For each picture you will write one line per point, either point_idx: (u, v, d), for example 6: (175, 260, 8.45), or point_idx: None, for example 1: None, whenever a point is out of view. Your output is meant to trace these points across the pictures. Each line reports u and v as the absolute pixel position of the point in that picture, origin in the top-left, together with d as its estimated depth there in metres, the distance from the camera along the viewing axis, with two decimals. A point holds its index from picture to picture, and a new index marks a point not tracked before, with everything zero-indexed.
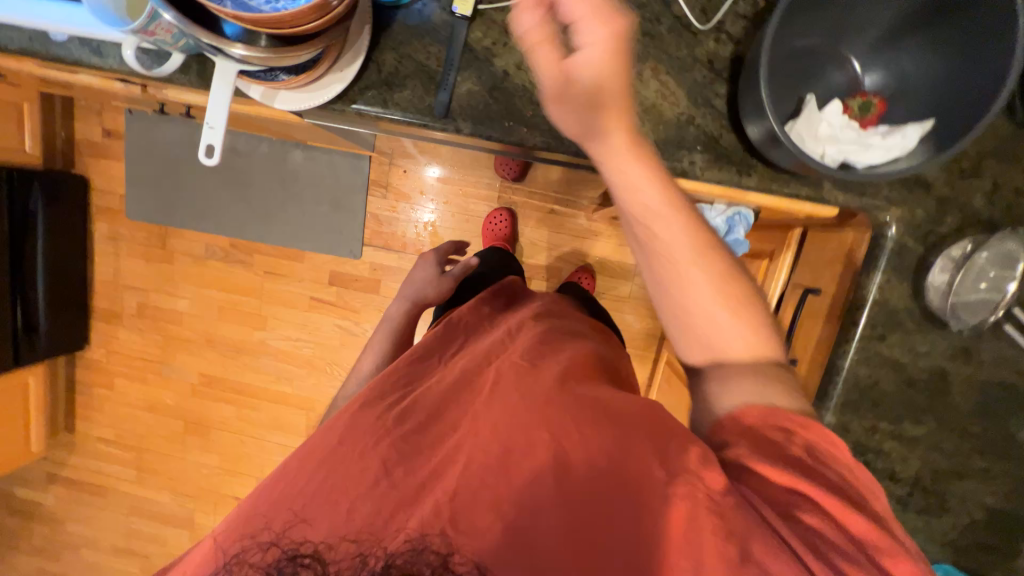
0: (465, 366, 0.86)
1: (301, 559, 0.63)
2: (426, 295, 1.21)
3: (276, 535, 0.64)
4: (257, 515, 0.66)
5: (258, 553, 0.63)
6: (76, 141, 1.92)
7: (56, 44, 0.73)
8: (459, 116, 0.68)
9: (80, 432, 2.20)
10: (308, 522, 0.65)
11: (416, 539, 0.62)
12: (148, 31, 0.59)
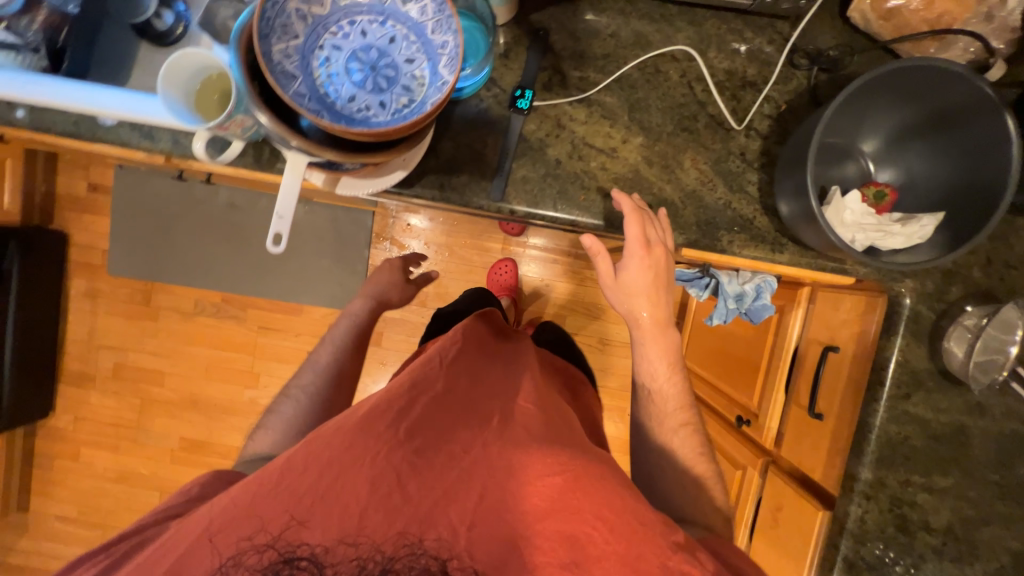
0: (474, 387, 0.75)
1: (297, 562, 0.55)
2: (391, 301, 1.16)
3: (272, 537, 0.56)
4: (242, 498, 0.57)
5: (254, 555, 0.55)
6: (56, 195, 1.84)
7: (104, 128, 0.73)
8: (513, 199, 0.71)
9: (34, 511, 1.97)
10: (311, 525, 0.57)
11: (418, 542, 0.59)
12: (222, 127, 0.62)
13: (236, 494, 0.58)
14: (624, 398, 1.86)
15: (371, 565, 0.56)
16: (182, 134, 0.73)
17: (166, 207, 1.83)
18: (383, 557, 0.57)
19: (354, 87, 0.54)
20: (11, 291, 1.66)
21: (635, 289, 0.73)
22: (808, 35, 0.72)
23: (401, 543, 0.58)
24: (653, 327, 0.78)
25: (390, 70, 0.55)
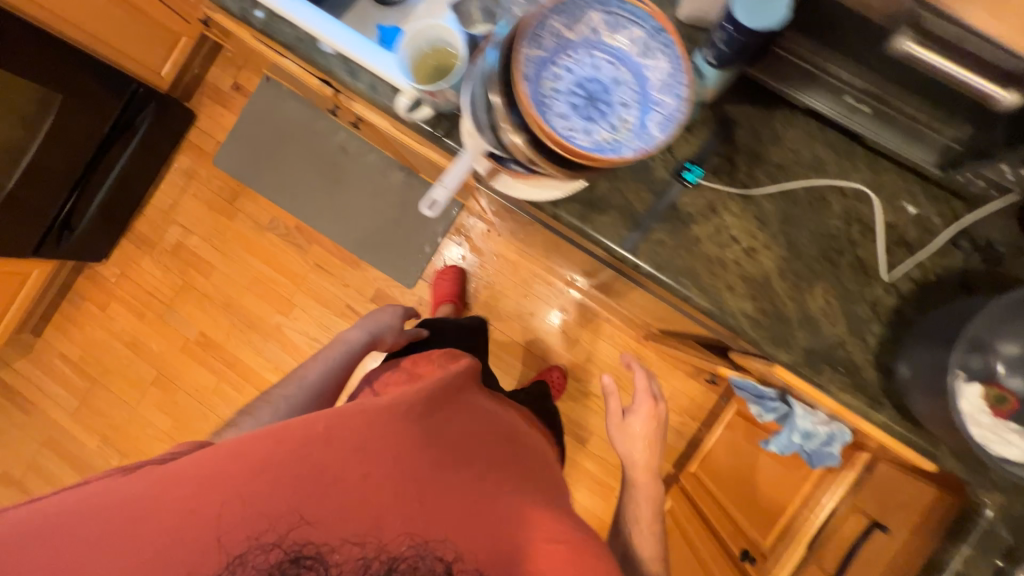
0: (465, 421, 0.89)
1: (303, 561, 0.66)
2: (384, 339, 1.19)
3: (279, 538, 0.67)
4: (235, 487, 0.67)
5: (261, 553, 0.66)
6: (203, 81, 2.00)
7: (320, 53, 0.80)
8: (642, 255, 0.73)
9: (44, 340, 2.04)
10: (311, 523, 0.68)
11: (418, 543, 0.70)
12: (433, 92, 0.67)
13: (211, 487, 0.66)
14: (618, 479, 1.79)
15: (373, 562, 0.68)
16: (380, 82, 0.79)
17: (288, 127, 1.96)
18: (386, 554, 0.69)
19: (570, 105, 0.58)
20: (130, 143, 1.79)
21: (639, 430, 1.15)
22: (979, 222, 0.73)
23: (403, 542, 0.70)
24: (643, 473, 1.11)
25: (607, 108, 0.59)
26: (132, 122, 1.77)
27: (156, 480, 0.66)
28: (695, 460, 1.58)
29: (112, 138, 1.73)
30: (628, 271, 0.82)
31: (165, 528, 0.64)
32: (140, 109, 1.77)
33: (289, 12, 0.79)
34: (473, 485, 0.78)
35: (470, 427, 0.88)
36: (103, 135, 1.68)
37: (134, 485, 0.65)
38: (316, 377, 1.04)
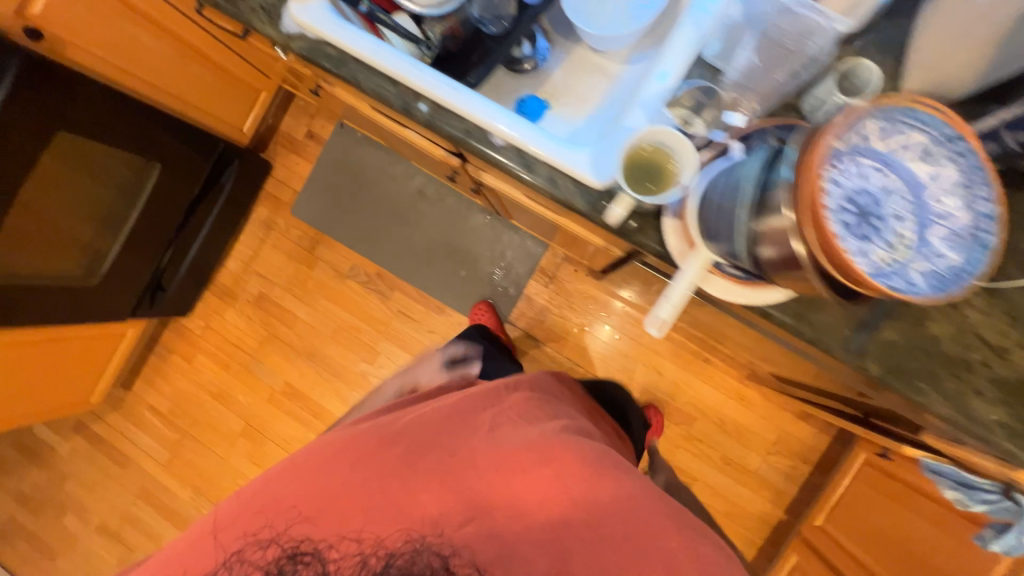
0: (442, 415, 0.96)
1: (301, 555, 0.83)
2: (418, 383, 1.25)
3: (277, 534, 0.84)
4: (292, 506, 0.86)
5: (258, 546, 0.83)
6: (277, 130, 2.00)
7: (491, 146, 0.77)
8: (872, 359, 0.67)
9: (133, 393, 2.08)
10: (309, 519, 0.85)
11: (416, 538, 0.84)
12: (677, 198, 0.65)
13: (265, 505, 0.87)
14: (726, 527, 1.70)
15: (365, 551, 0.83)
16: (559, 175, 0.74)
17: (365, 174, 1.94)
18: (383, 544, 0.83)
19: (848, 217, 0.51)
20: (217, 201, 1.81)
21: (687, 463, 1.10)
22: None
23: (402, 535, 0.84)
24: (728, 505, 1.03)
25: (882, 222, 0.53)
26: (219, 180, 1.78)
27: (247, 501, 0.88)
28: (822, 512, 1.51)
29: (202, 198, 1.74)
30: (833, 364, 0.75)
31: (192, 542, 0.86)
32: (225, 167, 1.78)
33: (466, 108, 0.76)
34: (490, 496, 0.87)
35: (507, 442, 0.91)
36: (195, 196, 1.69)
37: (221, 513, 0.88)
38: None
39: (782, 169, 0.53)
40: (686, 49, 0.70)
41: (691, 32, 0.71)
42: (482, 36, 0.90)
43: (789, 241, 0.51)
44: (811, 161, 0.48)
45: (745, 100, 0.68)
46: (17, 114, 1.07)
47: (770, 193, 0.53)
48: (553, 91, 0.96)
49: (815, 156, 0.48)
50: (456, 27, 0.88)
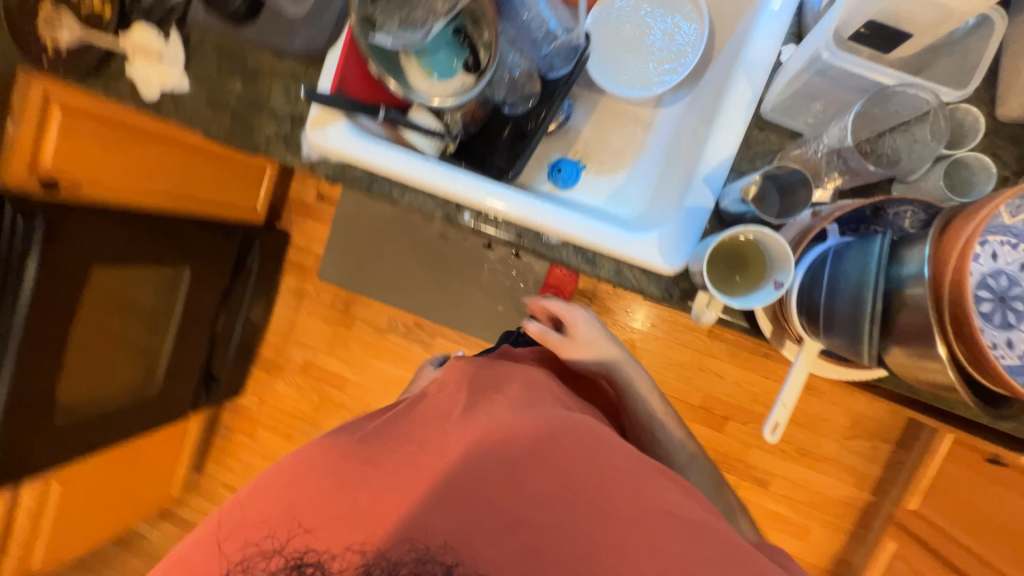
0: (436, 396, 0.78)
1: (304, 568, 0.61)
2: None
3: (279, 544, 0.61)
4: (296, 518, 0.62)
5: (262, 560, 0.61)
6: (288, 198, 1.97)
7: (547, 245, 0.74)
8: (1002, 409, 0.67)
9: (207, 474, 2.15)
10: (311, 530, 0.62)
11: (423, 550, 0.61)
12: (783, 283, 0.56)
13: (263, 508, 0.63)
14: (816, 520, 1.65)
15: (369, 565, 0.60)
16: (625, 264, 0.71)
17: (383, 227, 1.91)
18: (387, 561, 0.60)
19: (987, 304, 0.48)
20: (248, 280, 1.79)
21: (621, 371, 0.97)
22: None
23: (405, 548, 0.61)
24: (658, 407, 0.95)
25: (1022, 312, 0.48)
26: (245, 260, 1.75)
27: (245, 503, 0.64)
28: (920, 497, 1.47)
29: (234, 281, 1.72)
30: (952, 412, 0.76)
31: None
32: (249, 247, 1.74)
33: (512, 212, 0.72)
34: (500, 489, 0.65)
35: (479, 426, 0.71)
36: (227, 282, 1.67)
37: (191, 541, 0.64)
38: None
39: (909, 263, 0.48)
40: (740, 117, 0.64)
41: (748, 94, 0.64)
42: (502, 119, 0.84)
43: (932, 342, 0.45)
44: (961, 261, 0.44)
45: (836, 172, 0.61)
46: (54, 268, 1.09)
47: (902, 290, 0.48)
48: (586, 147, 0.90)
49: (962, 257, 0.44)
50: (476, 110, 0.81)
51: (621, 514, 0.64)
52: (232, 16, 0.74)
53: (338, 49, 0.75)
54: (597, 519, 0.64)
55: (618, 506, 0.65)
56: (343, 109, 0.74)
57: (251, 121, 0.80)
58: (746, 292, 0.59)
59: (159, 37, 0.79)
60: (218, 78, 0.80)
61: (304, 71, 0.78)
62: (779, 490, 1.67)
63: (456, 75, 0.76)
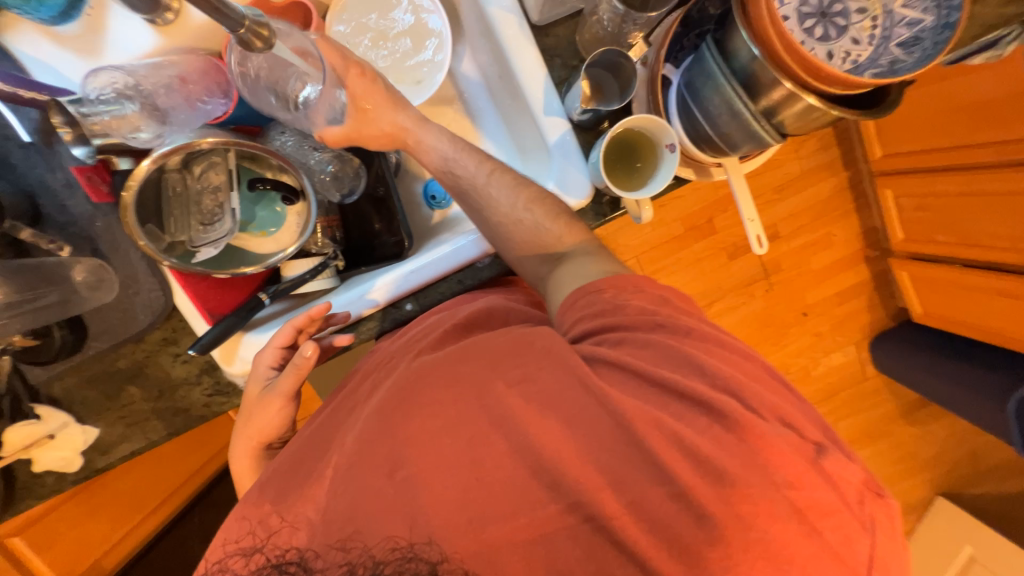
0: (370, 385, 0.56)
1: (285, 569, 0.43)
2: (263, 427, 0.67)
3: (261, 539, 0.45)
4: (235, 541, 0.46)
5: (240, 561, 0.45)
6: None
7: (481, 269, 0.75)
8: None
9: None
10: (299, 522, 0.45)
11: (405, 544, 0.41)
12: (671, 143, 0.57)
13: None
14: (839, 221, 1.73)
15: (355, 564, 0.41)
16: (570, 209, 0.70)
17: None
18: (371, 559, 0.41)
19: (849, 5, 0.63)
20: None
21: (507, 212, 0.61)
22: None
23: (387, 546, 0.41)
24: (556, 222, 0.62)
25: (844, 14, 0.61)
26: None
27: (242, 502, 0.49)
28: (876, 144, 1.58)
29: None
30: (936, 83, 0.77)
31: None
32: None
33: (438, 270, 0.72)
34: (379, 443, 0.45)
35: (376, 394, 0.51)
36: None
37: None
38: (246, 457, 0.69)
39: (740, 53, 0.48)
40: (522, 39, 0.63)
41: (511, 19, 0.62)
42: (357, 204, 0.81)
43: (800, 99, 0.47)
44: (774, 21, 0.44)
45: (635, 27, 0.60)
46: None
47: (752, 75, 0.48)
48: None
49: (774, 15, 0.44)
50: (328, 219, 0.79)
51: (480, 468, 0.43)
52: (71, 347, 0.69)
53: (180, 290, 0.69)
54: (474, 417, 0.45)
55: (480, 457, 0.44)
56: (237, 327, 0.71)
57: (175, 404, 0.75)
58: (657, 169, 0.60)
59: (33, 422, 0.72)
60: (113, 400, 0.75)
61: (171, 329, 0.72)
62: (790, 228, 1.70)
63: (287, 213, 0.72)
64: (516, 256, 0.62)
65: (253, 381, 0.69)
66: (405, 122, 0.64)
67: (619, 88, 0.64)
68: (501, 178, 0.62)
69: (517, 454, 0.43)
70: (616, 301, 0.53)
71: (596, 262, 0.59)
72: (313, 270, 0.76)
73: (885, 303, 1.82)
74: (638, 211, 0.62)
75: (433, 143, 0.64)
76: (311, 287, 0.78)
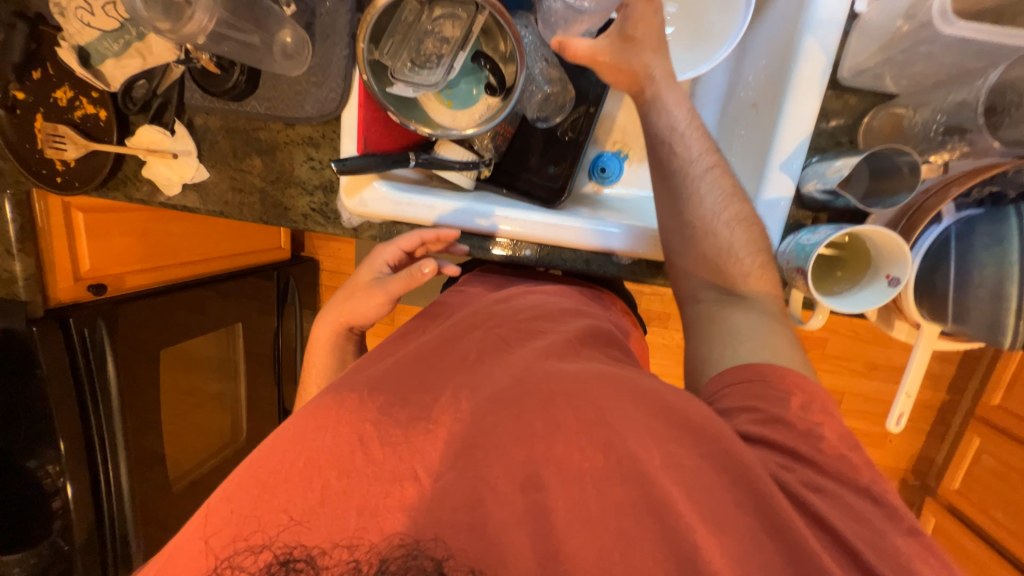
0: (472, 337, 0.55)
1: (294, 566, 0.39)
2: (353, 317, 0.71)
3: (269, 537, 0.40)
4: (292, 495, 0.42)
5: (248, 559, 0.40)
6: None
7: (613, 265, 0.70)
8: None
9: None
10: (307, 520, 0.41)
11: (412, 542, 0.40)
12: (896, 279, 0.51)
13: (250, 481, 0.43)
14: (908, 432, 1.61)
15: (361, 563, 0.39)
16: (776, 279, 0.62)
17: None
18: (376, 558, 0.39)
19: None
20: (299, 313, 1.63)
21: (710, 220, 0.58)
22: None
23: (394, 542, 0.40)
24: (750, 258, 0.57)
25: None
26: (284, 287, 1.52)
27: (250, 482, 0.43)
28: (999, 391, 1.41)
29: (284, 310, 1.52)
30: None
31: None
32: (284, 279, 1.52)
33: (575, 240, 0.68)
34: (516, 444, 0.44)
35: (495, 373, 0.50)
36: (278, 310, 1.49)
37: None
38: (329, 333, 0.73)
39: None
40: (814, 88, 0.56)
41: (822, 60, 0.56)
42: (535, 131, 0.78)
43: None
44: None
45: (951, 146, 0.54)
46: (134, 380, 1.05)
47: None
48: (624, 135, 0.85)
49: None
50: (505, 128, 0.76)
51: (567, 485, 0.42)
52: (236, 94, 0.69)
53: (354, 103, 0.69)
54: (605, 483, 0.42)
55: (573, 480, 0.42)
56: (374, 170, 0.69)
57: (281, 199, 0.76)
58: (853, 291, 0.55)
59: (165, 133, 0.75)
60: (235, 161, 0.76)
61: (320, 133, 0.73)
62: (851, 406, 1.57)
63: (479, 100, 0.70)
64: (688, 272, 0.59)
65: (366, 268, 0.72)
66: (654, 101, 0.61)
67: (873, 185, 0.57)
68: (719, 177, 0.58)
69: (640, 550, 0.40)
70: (790, 396, 0.48)
71: (782, 342, 0.53)
72: (467, 163, 0.74)
73: None
74: (810, 318, 0.57)
75: (672, 120, 0.60)
76: (449, 177, 0.76)
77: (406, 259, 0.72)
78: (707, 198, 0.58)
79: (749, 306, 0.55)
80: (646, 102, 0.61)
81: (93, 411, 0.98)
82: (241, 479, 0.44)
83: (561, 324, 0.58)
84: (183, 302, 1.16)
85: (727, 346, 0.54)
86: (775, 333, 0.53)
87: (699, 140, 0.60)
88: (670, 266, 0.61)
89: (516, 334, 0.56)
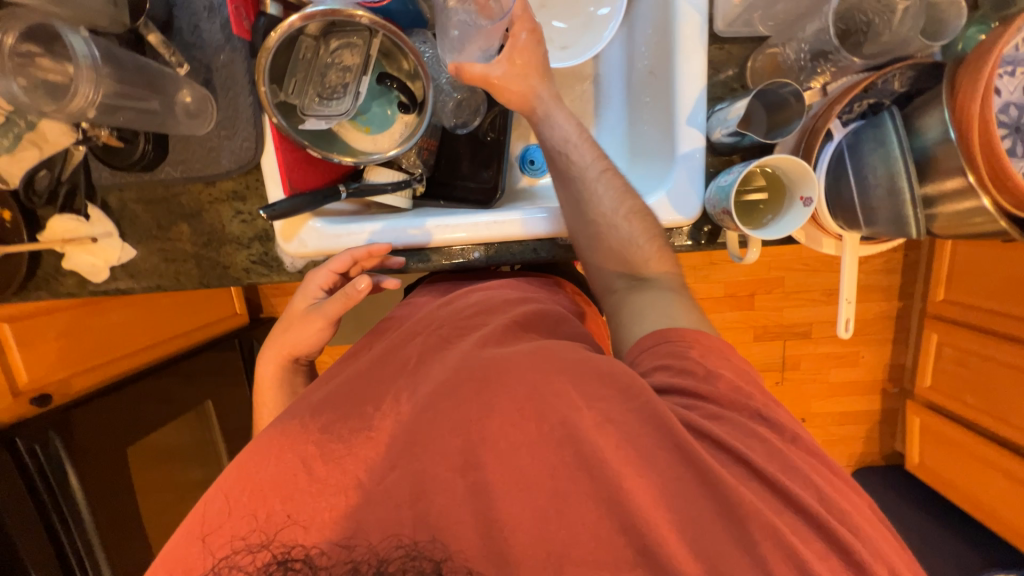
0: (419, 342, 0.55)
1: (292, 564, 0.40)
2: (295, 347, 0.69)
3: (266, 539, 0.41)
4: (277, 507, 0.42)
5: (247, 559, 0.40)
6: None
7: (565, 246, 0.72)
8: None
9: None
10: (304, 519, 0.41)
11: (409, 543, 0.40)
12: (809, 197, 0.55)
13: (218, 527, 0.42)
14: (876, 344, 1.70)
15: (361, 562, 0.39)
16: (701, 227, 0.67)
17: None
18: (375, 557, 0.40)
19: None
20: None
21: (609, 217, 0.62)
22: None
23: (392, 543, 0.40)
24: (649, 244, 0.61)
25: None
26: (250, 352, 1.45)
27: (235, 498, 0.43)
28: (942, 285, 1.52)
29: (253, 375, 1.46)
30: None
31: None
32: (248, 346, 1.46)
33: (519, 234, 0.69)
34: (454, 435, 0.44)
35: (438, 371, 0.50)
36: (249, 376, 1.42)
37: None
38: (271, 369, 0.70)
39: (930, 130, 0.49)
40: (697, 45, 0.61)
41: (696, 18, 0.60)
42: (458, 138, 0.80)
43: (974, 198, 0.47)
44: (987, 113, 0.44)
45: (822, 69, 0.60)
46: (104, 485, 0.98)
47: (933, 157, 0.49)
48: None
49: (988, 108, 0.44)
50: (428, 141, 0.77)
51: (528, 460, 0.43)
52: (146, 164, 0.68)
53: (270, 148, 0.68)
54: (563, 450, 0.43)
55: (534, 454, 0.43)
56: (307, 209, 0.68)
57: (218, 258, 0.74)
58: (778, 218, 0.59)
59: (79, 219, 0.72)
60: (161, 231, 0.74)
61: (244, 185, 0.72)
62: (820, 333, 1.65)
63: (396, 120, 0.71)
64: (600, 267, 0.63)
65: (300, 297, 0.69)
66: (542, 92, 0.66)
67: (771, 124, 0.63)
68: (611, 179, 0.63)
69: (607, 504, 0.42)
70: (693, 349, 0.52)
71: (684, 310, 0.57)
72: (399, 184, 0.74)
73: (887, 441, 1.79)
74: (747, 254, 0.60)
75: (559, 135, 0.65)
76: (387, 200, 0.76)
77: (341, 282, 0.69)
78: (602, 198, 0.62)
79: (658, 279, 0.60)
80: (538, 120, 0.66)
81: (63, 526, 0.91)
82: (210, 513, 0.43)
83: (503, 314, 0.58)
84: (147, 392, 1.10)
85: (643, 320, 0.57)
86: (682, 308, 0.57)
87: (589, 147, 0.64)
88: (583, 264, 0.64)
89: (458, 331, 0.57)
